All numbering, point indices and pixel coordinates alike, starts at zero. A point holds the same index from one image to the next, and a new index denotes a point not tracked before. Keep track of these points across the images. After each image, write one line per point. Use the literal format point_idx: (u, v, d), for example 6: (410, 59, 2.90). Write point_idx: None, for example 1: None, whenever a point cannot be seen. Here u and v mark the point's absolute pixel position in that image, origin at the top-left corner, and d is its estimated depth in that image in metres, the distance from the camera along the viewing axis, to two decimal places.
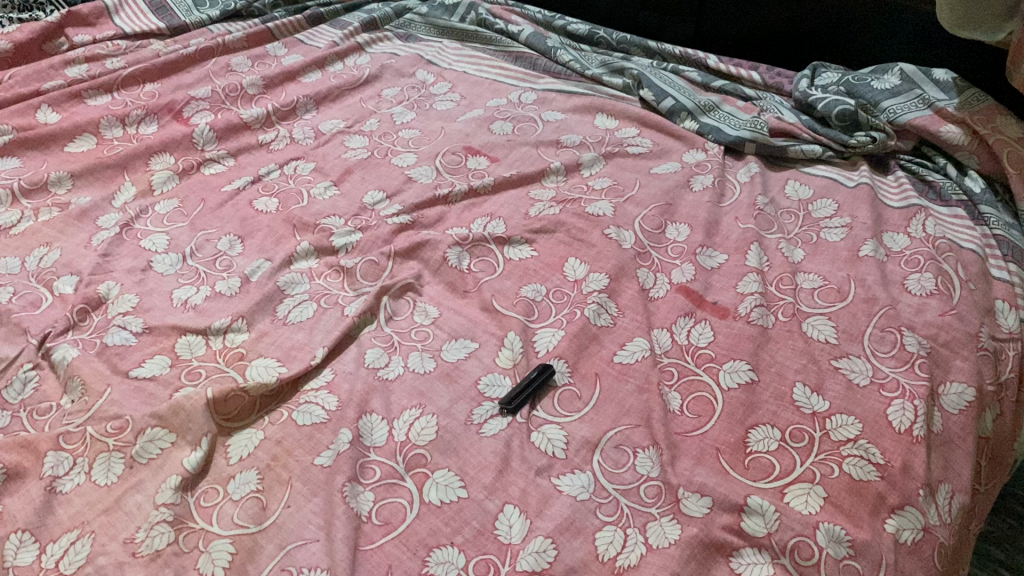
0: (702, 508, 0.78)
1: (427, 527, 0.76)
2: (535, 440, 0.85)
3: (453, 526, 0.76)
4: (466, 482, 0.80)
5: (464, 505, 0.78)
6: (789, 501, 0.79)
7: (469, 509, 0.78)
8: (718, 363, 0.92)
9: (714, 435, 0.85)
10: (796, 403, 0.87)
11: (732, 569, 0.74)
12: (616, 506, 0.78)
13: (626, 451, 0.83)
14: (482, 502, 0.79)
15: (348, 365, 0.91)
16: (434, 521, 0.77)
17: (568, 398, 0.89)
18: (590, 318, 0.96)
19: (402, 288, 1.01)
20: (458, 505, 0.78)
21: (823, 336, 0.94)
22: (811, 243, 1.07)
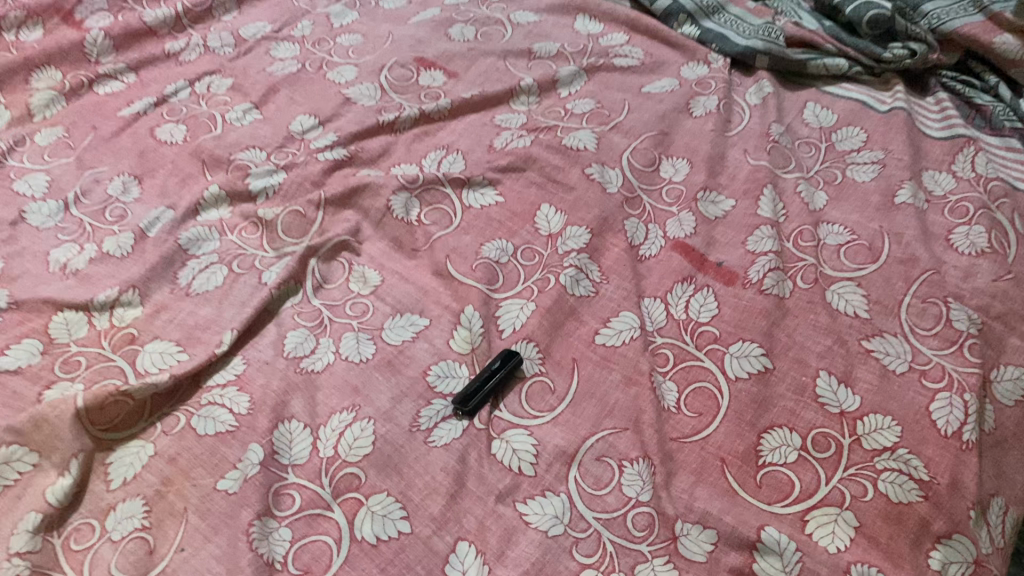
0: (704, 546, 0.62)
1: None
2: (496, 451, 0.68)
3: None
4: (408, 513, 0.64)
5: (406, 545, 0.62)
6: (812, 532, 0.63)
7: (413, 549, 0.62)
8: (723, 345, 0.74)
9: (719, 442, 0.69)
10: (820, 398, 0.71)
11: None
12: (597, 543, 0.63)
13: (610, 465, 0.67)
14: (428, 539, 0.63)
15: (264, 353, 0.73)
16: (368, 568, 0.61)
17: (538, 393, 0.72)
18: (567, 288, 0.78)
19: (334, 247, 0.82)
20: (397, 547, 0.62)
21: (852, 309, 0.77)
22: (835, 185, 0.88)
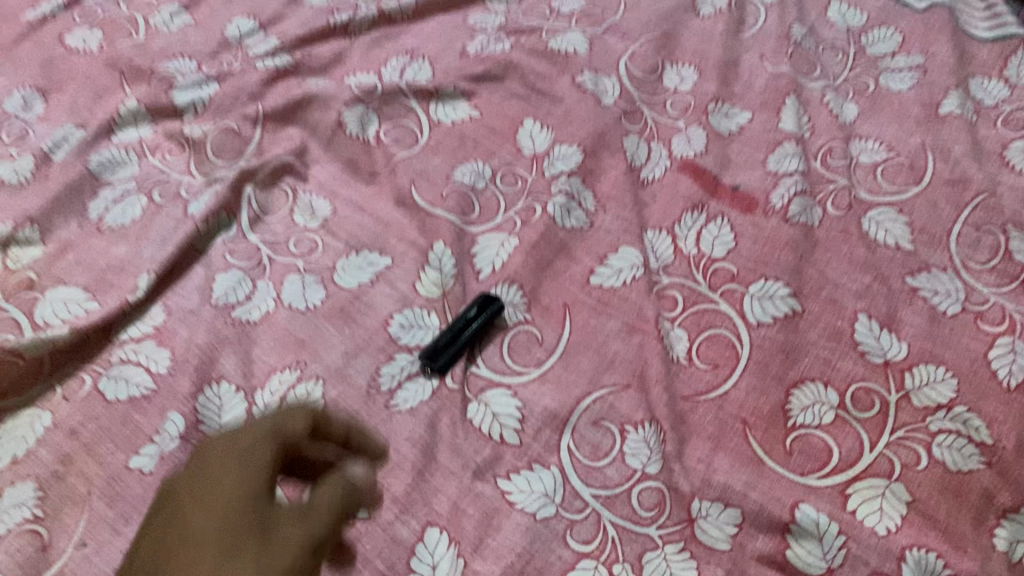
0: (726, 528, 0.51)
1: None
2: (472, 417, 0.56)
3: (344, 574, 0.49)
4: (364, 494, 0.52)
5: (364, 535, 0.51)
6: (854, 509, 0.52)
7: (371, 539, 0.51)
8: (742, 285, 0.62)
9: (741, 400, 0.57)
10: (860, 347, 0.59)
11: None
12: (596, 527, 0.52)
13: (611, 431, 0.56)
14: (390, 526, 0.51)
15: (189, 300, 0.61)
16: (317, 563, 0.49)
17: (523, 345, 0.60)
18: (555, 218, 0.65)
19: (276, 172, 0.69)
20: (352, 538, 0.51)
21: (893, 240, 0.65)
22: (867, 94, 0.75)
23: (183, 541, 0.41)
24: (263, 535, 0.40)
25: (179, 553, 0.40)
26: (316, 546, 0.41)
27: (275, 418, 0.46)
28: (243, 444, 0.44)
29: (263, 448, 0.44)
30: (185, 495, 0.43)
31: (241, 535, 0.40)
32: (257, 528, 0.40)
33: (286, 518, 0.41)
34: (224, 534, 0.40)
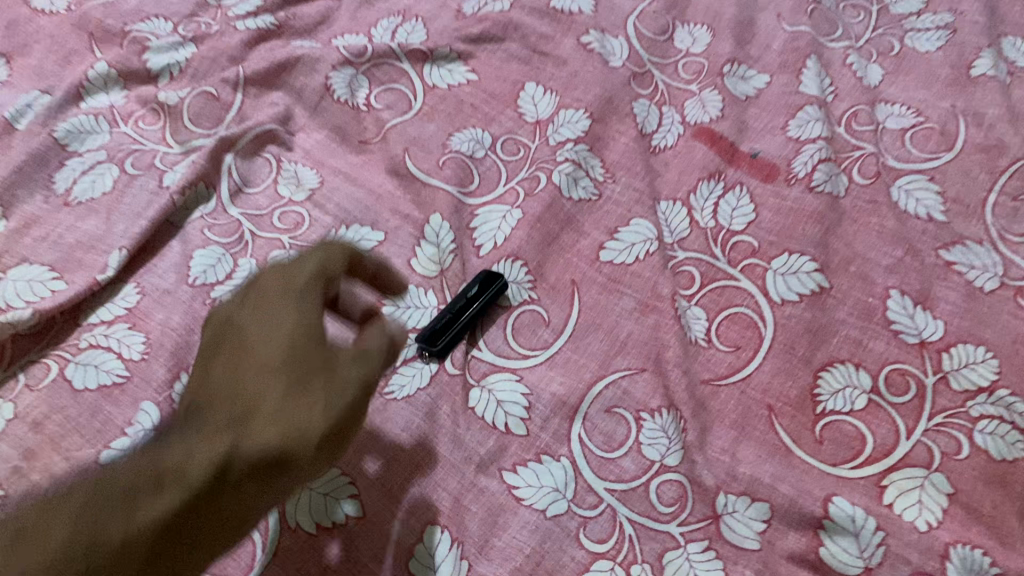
0: (754, 524, 0.47)
1: None
2: (474, 404, 0.52)
3: None
4: (357, 490, 0.48)
5: (357, 536, 0.46)
6: (891, 502, 0.48)
7: (364, 539, 0.46)
8: (764, 260, 0.58)
9: (766, 385, 0.53)
10: (893, 326, 0.55)
11: None
12: (611, 524, 0.48)
13: (625, 419, 0.51)
14: (386, 523, 0.47)
15: (164, 280, 0.56)
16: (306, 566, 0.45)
17: (529, 326, 0.56)
18: (561, 188, 0.61)
19: (258, 140, 0.63)
20: (344, 539, 0.46)
21: (925, 211, 0.60)
22: (892, 56, 0.70)
23: (243, 368, 0.41)
24: (322, 373, 0.40)
25: (242, 376, 0.40)
26: (373, 387, 0.40)
27: (319, 252, 0.44)
28: (296, 278, 0.43)
29: (316, 284, 0.43)
30: (243, 322, 0.43)
31: (303, 368, 0.39)
32: (318, 356, 0.40)
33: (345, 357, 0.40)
34: (286, 365, 0.40)
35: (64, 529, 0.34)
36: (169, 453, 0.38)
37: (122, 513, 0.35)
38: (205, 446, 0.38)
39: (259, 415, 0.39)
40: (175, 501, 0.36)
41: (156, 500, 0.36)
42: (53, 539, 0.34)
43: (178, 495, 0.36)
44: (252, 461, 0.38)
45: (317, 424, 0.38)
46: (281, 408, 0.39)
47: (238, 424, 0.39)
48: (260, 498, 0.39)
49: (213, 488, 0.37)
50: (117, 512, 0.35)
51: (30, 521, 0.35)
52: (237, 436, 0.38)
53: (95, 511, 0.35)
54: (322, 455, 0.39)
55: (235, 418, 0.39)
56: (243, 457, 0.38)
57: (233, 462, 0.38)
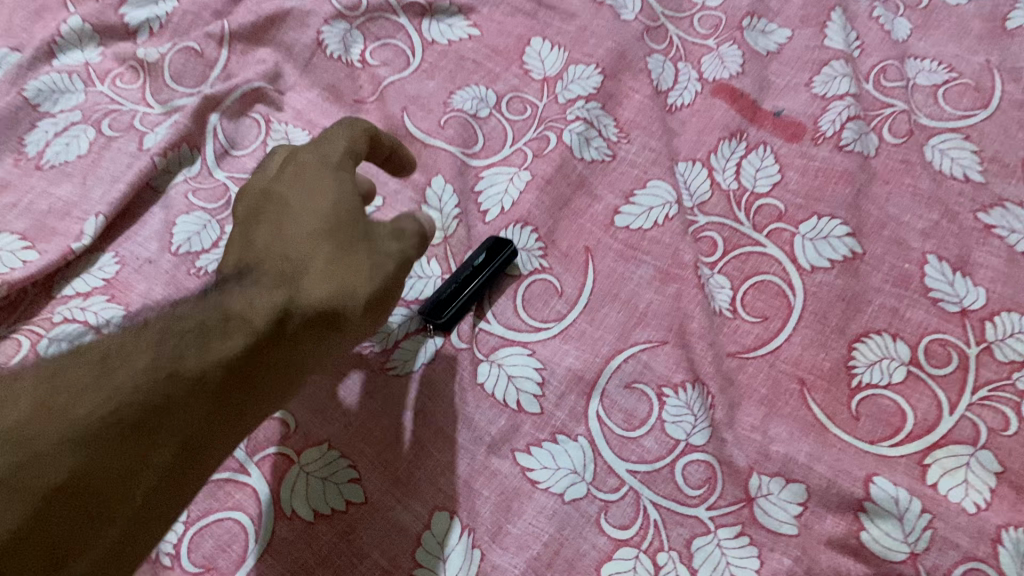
0: (789, 507, 0.44)
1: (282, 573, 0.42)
2: (484, 380, 0.48)
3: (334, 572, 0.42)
4: (356, 474, 0.45)
5: (357, 522, 0.43)
6: (936, 482, 0.45)
7: (366, 528, 0.43)
8: (792, 224, 0.54)
9: (796, 357, 0.49)
10: (932, 294, 0.51)
11: None
12: (634, 508, 0.44)
13: (647, 395, 0.48)
14: (390, 511, 0.44)
15: (146, 249, 0.52)
16: (304, 554, 0.42)
17: (540, 297, 0.52)
18: (572, 149, 0.57)
19: (246, 99, 0.59)
20: (344, 526, 0.43)
21: (961, 171, 0.56)
22: (920, 9, 0.66)
23: (286, 228, 0.40)
24: (365, 239, 0.40)
25: (284, 234, 0.40)
26: (405, 262, 0.41)
27: (347, 133, 0.44)
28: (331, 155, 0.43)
29: (348, 159, 0.43)
30: (275, 188, 0.42)
31: (350, 229, 0.40)
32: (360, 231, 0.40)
33: (381, 232, 0.41)
34: (329, 233, 0.39)
35: (141, 361, 0.33)
36: (223, 300, 0.37)
37: (192, 350, 0.35)
38: (262, 296, 0.37)
39: (311, 270, 0.38)
40: (241, 342, 0.36)
41: (225, 342, 0.35)
42: (128, 368, 0.33)
43: (244, 337, 0.36)
44: (310, 312, 0.38)
45: (364, 288, 0.39)
46: (332, 266, 0.38)
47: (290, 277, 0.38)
48: (310, 353, 0.39)
49: (274, 332, 0.37)
50: (188, 347, 0.34)
51: (98, 352, 0.34)
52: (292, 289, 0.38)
53: (166, 346, 0.34)
54: (367, 316, 0.40)
55: (285, 270, 0.38)
56: (301, 309, 0.38)
57: (291, 313, 0.37)
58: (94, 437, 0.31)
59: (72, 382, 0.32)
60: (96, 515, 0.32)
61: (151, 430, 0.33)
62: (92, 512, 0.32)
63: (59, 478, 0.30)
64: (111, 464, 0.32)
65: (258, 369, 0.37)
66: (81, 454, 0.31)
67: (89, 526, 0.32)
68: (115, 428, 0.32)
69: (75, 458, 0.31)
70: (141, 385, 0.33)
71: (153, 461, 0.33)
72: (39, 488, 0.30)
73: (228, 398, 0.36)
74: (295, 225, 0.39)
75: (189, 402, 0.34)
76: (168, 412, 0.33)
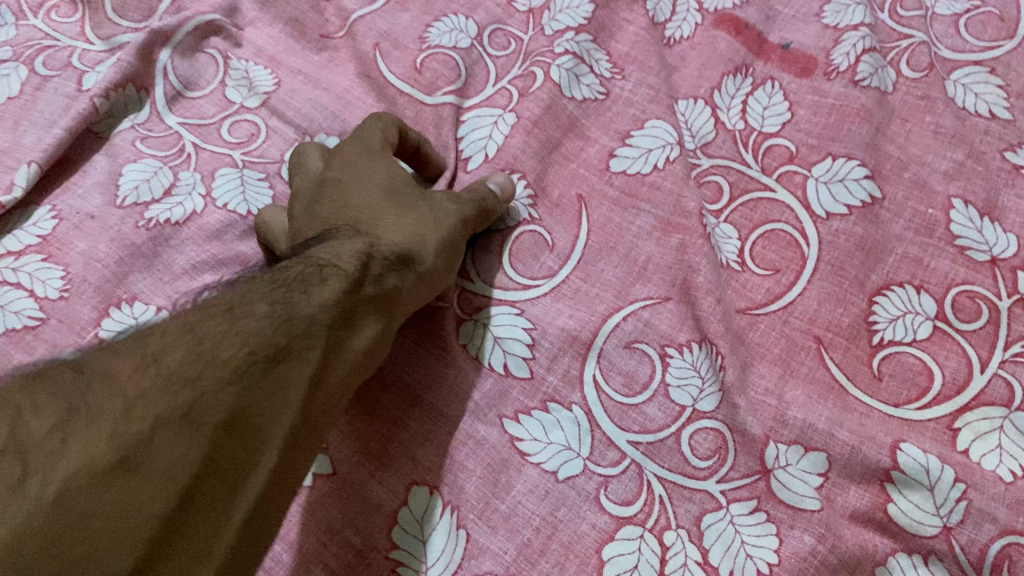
0: (808, 479, 0.40)
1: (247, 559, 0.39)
2: (467, 342, 0.44)
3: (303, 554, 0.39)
4: (325, 444, 0.41)
5: (326, 498, 0.40)
6: (967, 448, 0.40)
7: (337, 505, 0.40)
8: (804, 167, 0.49)
9: (813, 312, 0.45)
10: (958, 242, 0.46)
11: None
12: (636, 482, 0.40)
13: (649, 356, 0.43)
14: (362, 487, 0.40)
15: (88, 201, 0.46)
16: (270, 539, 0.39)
17: (527, 251, 0.47)
18: (560, 86, 0.51)
19: (199, 35, 0.53)
20: (313, 501, 0.40)
21: (986, 107, 0.50)
22: None
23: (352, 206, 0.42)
24: (422, 197, 0.43)
25: (351, 206, 0.42)
26: (466, 225, 0.44)
27: (376, 122, 0.45)
28: (373, 140, 0.44)
29: (387, 150, 0.44)
30: (329, 175, 0.43)
31: (407, 192, 0.43)
32: (418, 192, 0.43)
33: (435, 194, 0.44)
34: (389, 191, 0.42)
35: (262, 306, 0.32)
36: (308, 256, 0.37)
37: (301, 293, 0.34)
38: (345, 248, 0.38)
39: (381, 224, 0.41)
40: (340, 285, 0.35)
41: (318, 294, 0.34)
42: (253, 315, 0.31)
43: (341, 280, 0.36)
44: (392, 255, 0.39)
45: (434, 237, 0.42)
46: (398, 220, 0.41)
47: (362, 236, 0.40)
48: (397, 300, 0.39)
49: (364, 276, 0.37)
50: (297, 291, 0.34)
51: (218, 302, 0.31)
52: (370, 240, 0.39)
53: (279, 293, 0.33)
54: (439, 267, 0.42)
55: (363, 227, 0.41)
56: (382, 253, 0.39)
57: (373, 259, 0.38)
58: (244, 375, 0.30)
59: (211, 329, 0.30)
60: (252, 455, 0.30)
61: (288, 365, 0.32)
62: (248, 450, 0.30)
63: (222, 416, 0.29)
64: (264, 396, 0.30)
65: (356, 315, 0.37)
66: (237, 392, 0.29)
67: (242, 469, 0.29)
68: (263, 361, 0.31)
69: (233, 394, 0.29)
70: (269, 326, 0.32)
71: (293, 400, 0.32)
72: (211, 422, 0.28)
73: (336, 343, 0.35)
74: (360, 190, 0.42)
75: (311, 341, 0.33)
76: (297, 350, 0.32)
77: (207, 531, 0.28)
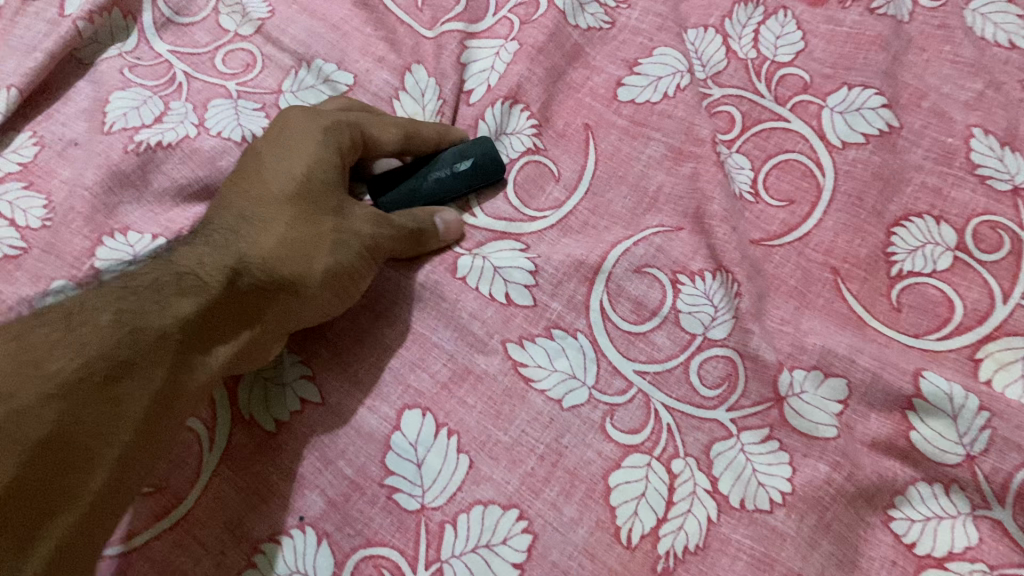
0: (824, 406, 0.38)
1: (243, 484, 0.37)
2: (464, 274, 0.42)
3: (298, 481, 0.37)
4: (311, 373, 0.40)
5: (317, 425, 0.38)
6: (989, 379, 0.39)
7: (332, 434, 0.38)
8: (819, 96, 0.47)
9: (828, 242, 0.43)
10: (979, 171, 0.44)
11: (893, 532, 0.36)
12: (644, 411, 0.39)
13: (659, 281, 0.42)
14: (356, 415, 0.39)
15: (71, 128, 0.44)
16: (263, 466, 0.38)
17: (532, 181, 0.45)
18: (566, 15, 0.49)
19: None
20: (303, 430, 0.38)
21: (1005, 37, 0.48)
22: None
23: (255, 194, 0.38)
24: (337, 208, 0.39)
25: (251, 193, 0.39)
26: (375, 251, 0.40)
27: (363, 116, 0.42)
28: (321, 115, 0.41)
29: (341, 132, 0.40)
30: (260, 145, 0.41)
31: (322, 194, 0.39)
32: (334, 196, 0.39)
33: (357, 209, 0.40)
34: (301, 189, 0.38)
35: (104, 318, 0.32)
36: (172, 258, 0.36)
37: (153, 306, 0.33)
38: (217, 254, 0.36)
39: (269, 228, 0.37)
40: (197, 301, 0.35)
41: (165, 312, 0.34)
42: (94, 325, 0.32)
43: (202, 294, 0.35)
44: (263, 275, 0.37)
45: (324, 261, 0.38)
46: (292, 229, 0.38)
47: (245, 235, 0.37)
48: (260, 320, 0.37)
49: (229, 294, 0.36)
50: (150, 304, 0.33)
51: (65, 308, 0.32)
52: (245, 246, 0.37)
53: (127, 303, 0.33)
54: (323, 295, 0.38)
55: (245, 224, 0.38)
56: (253, 271, 0.36)
57: (242, 274, 0.36)
58: (72, 391, 0.30)
59: (47, 337, 0.31)
60: (71, 478, 0.30)
61: (126, 382, 0.32)
62: (69, 471, 0.30)
63: (41, 433, 0.29)
64: (95, 413, 0.31)
65: (215, 333, 0.35)
66: (63, 409, 0.30)
67: (61, 490, 0.29)
68: (96, 376, 0.31)
69: (54, 413, 0.29)
70: (110, 339, 0.32)
71: (125, 419, 0.31)
72: (26, 441, 0.29)
73: (188, 361, 0.34)
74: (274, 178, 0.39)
75: (155, 360, 0.33)
76: (139, 367, 0.32)
77: (10, 552, 0.28)
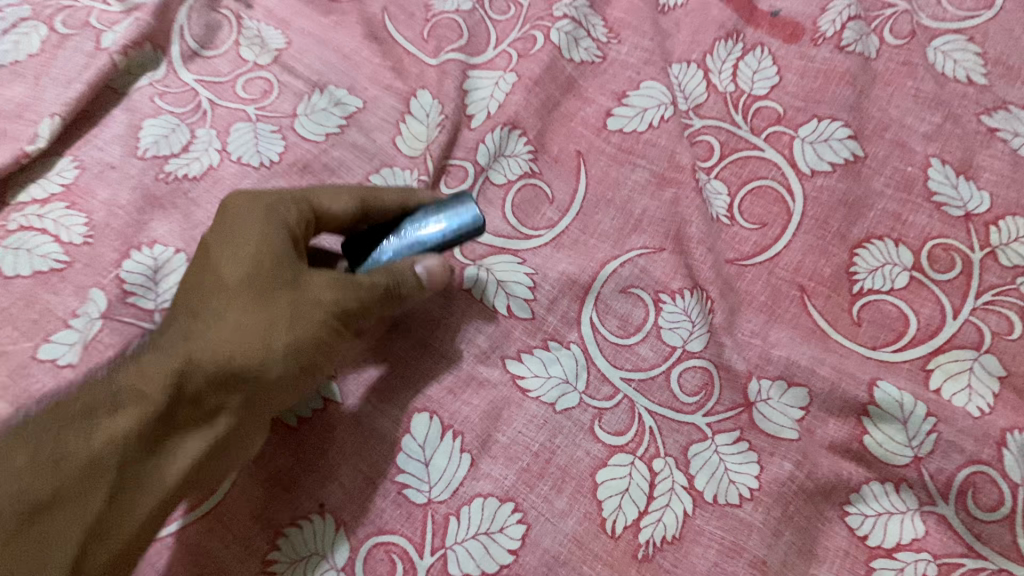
0: (788, 412, 0.43)
1: (271, 471, 0.41)
2: (470, 285, 0.46)
3: (319, 473, 0.41)
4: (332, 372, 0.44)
5: (337, 421, 0.43)
6: (939, 388, 0.43)
7: (348, 432, 0.42)
8: (791, 127, 0.51)
9: (796, 262, 0.47)
10: (935, 198, 0.49)
11: (849, 525, 0.41)
12: (628, 415, 0.43)
13: (643, 300, 0.46)
14: (373, 413, 0.43)
15: (107, 152, 0.49)
16: (289, 458, 0.42)
17: (528, 202, 0.49)
18: (560, 50, 0.54)
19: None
20: (324, 425, 0.43)
21: (964, 73, 0.52)
22: None
23: (208, 289, 0.39)
24: (293, 287, 0.39)
25: (202, 290, 0.39)
26: (342, 317, 0.39)
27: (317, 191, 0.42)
28: (266, 199, 0.41)
29: (286, 216, 0.41)
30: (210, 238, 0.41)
31: (271, 278, 0.39)
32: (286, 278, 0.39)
33: (315, 278, 0.39)
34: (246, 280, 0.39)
35: (22, 459, 0.33)
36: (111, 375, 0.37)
37: (84, 431, 0.34)
38: (163, 358, 0.37)
39: (216, 325, 0.38)
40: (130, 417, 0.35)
41: (95, 434, 0.34)
42: (17, 463, 0.33)
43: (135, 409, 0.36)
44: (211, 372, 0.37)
45: (282, 340, 0.38)
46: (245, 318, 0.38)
47: (194, 334, 0.38)
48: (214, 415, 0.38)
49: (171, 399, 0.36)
50: (78, 433, 0.34)
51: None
52: (192, 346, 0.37)
53: (54, 435, 0.34)
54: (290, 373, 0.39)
55: (196, 324, 0.38)
56: (199, 370, 0.37)
57: (187, 376, 0.37)
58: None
59: None
60: None
61: (53, 516, 0.33)
62: None
63: None
64: (25, 552, 0.32)
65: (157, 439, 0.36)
66: None
67: None
68: (20, 520, 0.32)
69: None
70: (33, 477, 0.33)
71: (61, 550, 0.33)
72: None
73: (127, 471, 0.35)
74: (220, 271, 0.39)
75: (87, 488, 0.34)
76: (67, 503, 0.33)
77: None
